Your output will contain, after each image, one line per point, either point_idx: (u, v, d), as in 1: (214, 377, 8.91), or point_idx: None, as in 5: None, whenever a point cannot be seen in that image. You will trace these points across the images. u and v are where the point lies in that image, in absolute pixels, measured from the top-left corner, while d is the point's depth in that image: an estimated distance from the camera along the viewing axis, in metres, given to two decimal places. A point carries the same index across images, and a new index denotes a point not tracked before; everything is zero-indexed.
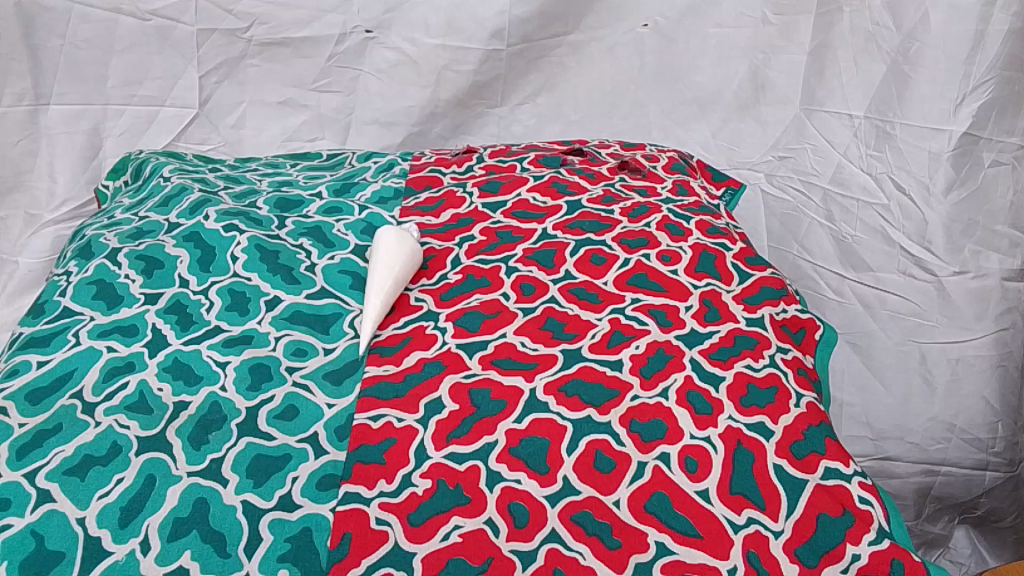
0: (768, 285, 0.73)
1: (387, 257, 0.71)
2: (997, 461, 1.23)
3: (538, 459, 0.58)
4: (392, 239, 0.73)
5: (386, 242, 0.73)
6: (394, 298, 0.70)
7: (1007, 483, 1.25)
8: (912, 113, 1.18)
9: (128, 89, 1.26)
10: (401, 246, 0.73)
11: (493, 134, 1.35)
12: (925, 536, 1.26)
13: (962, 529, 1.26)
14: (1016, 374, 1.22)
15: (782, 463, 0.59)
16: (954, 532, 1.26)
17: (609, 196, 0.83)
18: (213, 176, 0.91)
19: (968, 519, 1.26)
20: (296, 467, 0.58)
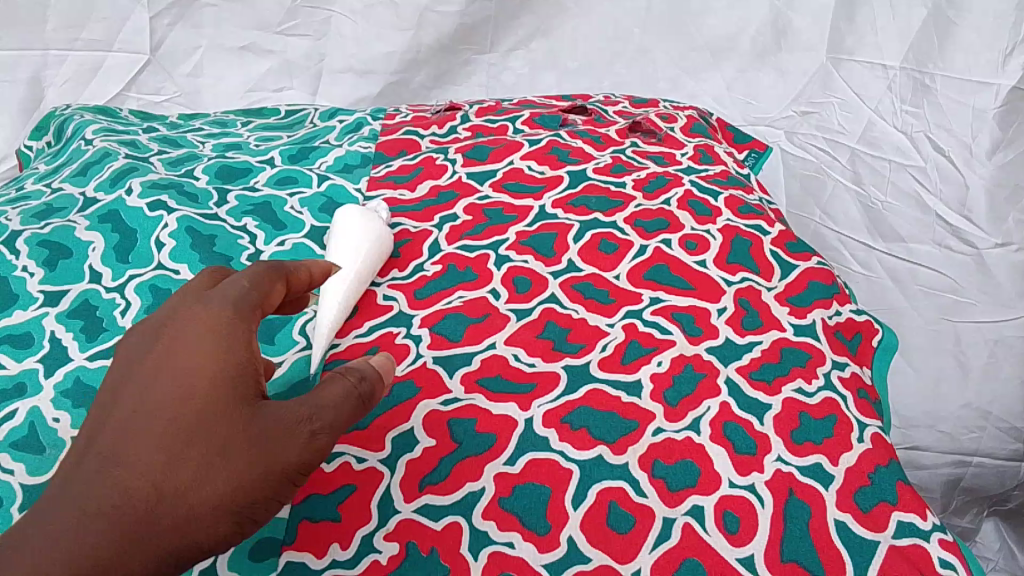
0: (816, 280, 0.60)
1: (350, 244, 0.57)
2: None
3: (535, 514, 0.46)
4: (353, 222, 0.59)
5: (349, 226, 0.59)
6: (356, 298, 0.56)
7: None
8: (955, 63, 1.05)
9: (70, 32, 1.09)
10: (367, 231, 0.59)
11: (481, 84, 1.20)
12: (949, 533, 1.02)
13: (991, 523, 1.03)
14: None
15: (845, 519, 0.46)
16: (982, 526, 1.03)
17: (618, 164, 0.70)
18: (147, 138, 0.77)
19: (998, 512, 1.03)
20: None
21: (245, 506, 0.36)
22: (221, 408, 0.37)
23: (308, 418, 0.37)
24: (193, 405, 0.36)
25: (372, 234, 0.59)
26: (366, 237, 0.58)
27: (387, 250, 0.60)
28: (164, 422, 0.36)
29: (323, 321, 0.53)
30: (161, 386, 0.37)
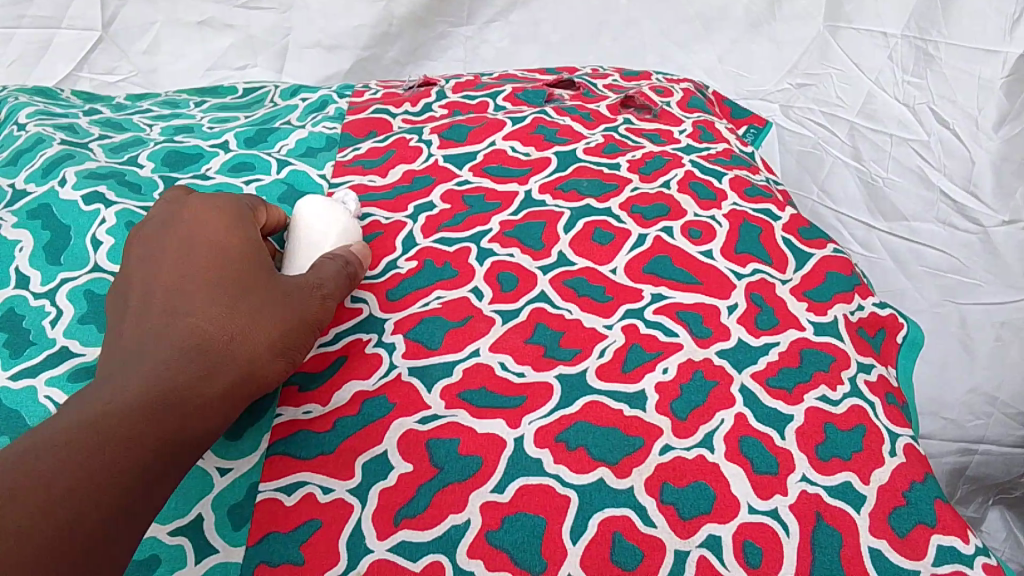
0: (834, 270, 0.54)
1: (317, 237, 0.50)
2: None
3: (528, 550, 0.39)
4: (313, 209, 0.51)
5: (310, 214, 0.51)
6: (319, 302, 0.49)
7: None
8: (959, 31, 0.99)
9: (17, 9, 1.02)
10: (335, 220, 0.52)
11: (459, 59, 1.13)
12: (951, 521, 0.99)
13: (996, 512, 0.96)
14: None
15: (881, 546, 0.41)
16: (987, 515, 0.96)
17: (611, 144, 0.63)
18: (88, 121, 0.69)
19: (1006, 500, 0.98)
20: None
21: (283, 350, 0.42)
22: (249, 278, 0.43)
23: (319, 284, 0.45)
24: (224, 279, 0.43)
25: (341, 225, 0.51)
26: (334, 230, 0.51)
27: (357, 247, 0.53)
28: (207, 289, 0.42)
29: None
30: (191, 265, 0.43)
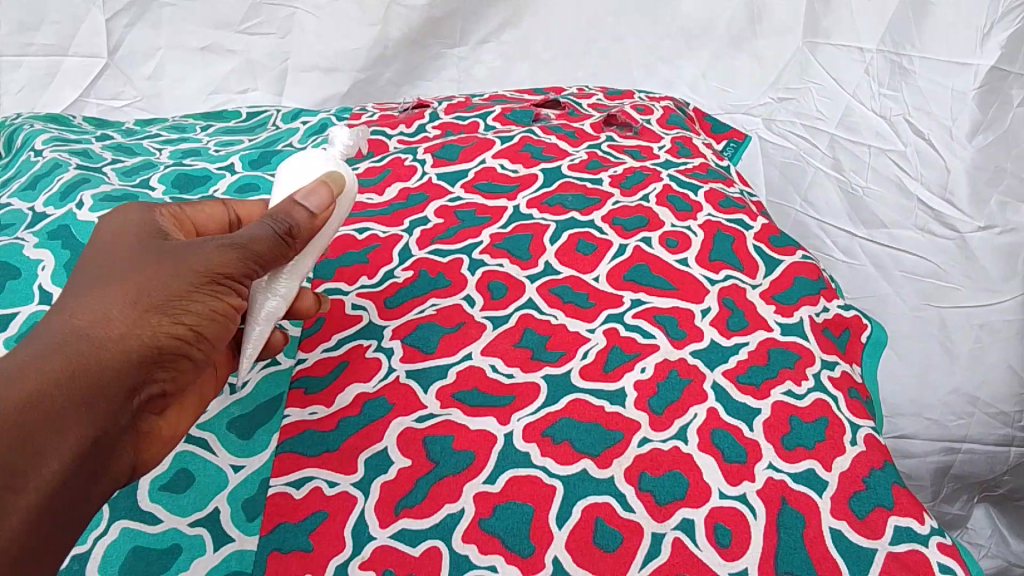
0: (802, 275, 0.58)
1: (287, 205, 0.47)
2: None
3: (518, 535, 0.43)
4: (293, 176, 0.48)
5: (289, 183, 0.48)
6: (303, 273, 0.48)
7: None
8: (933, 44, 1.02)
9: (23, 37, 1.07)
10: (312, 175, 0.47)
11: (452, 79, 1.17)
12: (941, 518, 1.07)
13: (982, 508, 1.07)
14: None
15: (841, 527, 0.44)
16: (973, 513, 1.07)
17: (594, 160, 0.67)
18: (101, 147, 0.73)
19: (988, 498, 1.07)
20: (187, 567, 0.43)
21: (158, 307, 0.40)
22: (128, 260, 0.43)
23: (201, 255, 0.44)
24: (104, 267, 0.42)
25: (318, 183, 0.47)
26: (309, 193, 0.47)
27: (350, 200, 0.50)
28: (87, 282, 0.41)
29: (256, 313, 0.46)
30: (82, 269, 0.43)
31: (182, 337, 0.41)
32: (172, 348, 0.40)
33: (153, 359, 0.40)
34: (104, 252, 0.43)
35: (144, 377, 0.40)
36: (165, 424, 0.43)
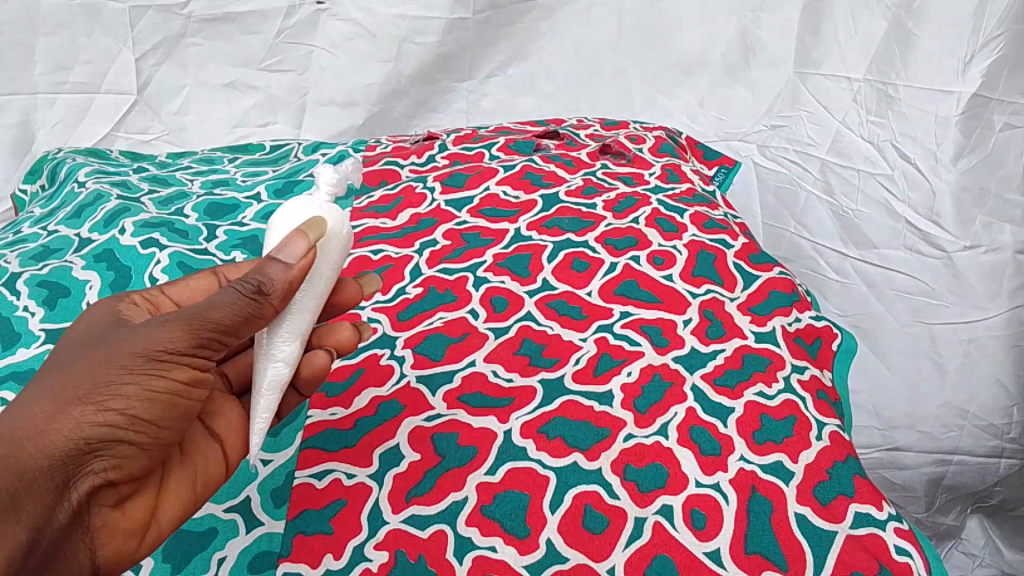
0: (777, 289, 0.64)
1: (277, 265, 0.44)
2: (1013, 448, 1.08)
3: (515, 519, 0.48)
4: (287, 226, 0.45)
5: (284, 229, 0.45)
6: (306, 327, 0.46)
7: None
8: (917, 74, 1.07)
9: (58, 76, 1.15)
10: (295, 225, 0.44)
11: (462, 110, 1.24)
12: (936, 528, 1.10)
13: (976, 519, 1.11)
14: None
15: (805, 512, 0.49)
16: (967, 523, 1.11)
17: (589, 186, 0.73)
18: (138, 178, 0.80)
19: (981, 508, 1.11)
20: (222, 546, 0.48)
21: (85, 401, 0.38)
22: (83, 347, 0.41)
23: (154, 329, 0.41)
24: (62, 359, 0.42)
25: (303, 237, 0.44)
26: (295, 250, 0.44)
27: (342, 234, 0.46)
28: (43, 377, 0.41)
29: (260, 383, 0.45)
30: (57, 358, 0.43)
31: (115, 429, 0.39)
32: (105, 441, 0.39)
33: (83, 456, 0.38)
34: (70, 342, 0.43)
35: (76, 475, 0.39)
36: (128, 510, 0.42)
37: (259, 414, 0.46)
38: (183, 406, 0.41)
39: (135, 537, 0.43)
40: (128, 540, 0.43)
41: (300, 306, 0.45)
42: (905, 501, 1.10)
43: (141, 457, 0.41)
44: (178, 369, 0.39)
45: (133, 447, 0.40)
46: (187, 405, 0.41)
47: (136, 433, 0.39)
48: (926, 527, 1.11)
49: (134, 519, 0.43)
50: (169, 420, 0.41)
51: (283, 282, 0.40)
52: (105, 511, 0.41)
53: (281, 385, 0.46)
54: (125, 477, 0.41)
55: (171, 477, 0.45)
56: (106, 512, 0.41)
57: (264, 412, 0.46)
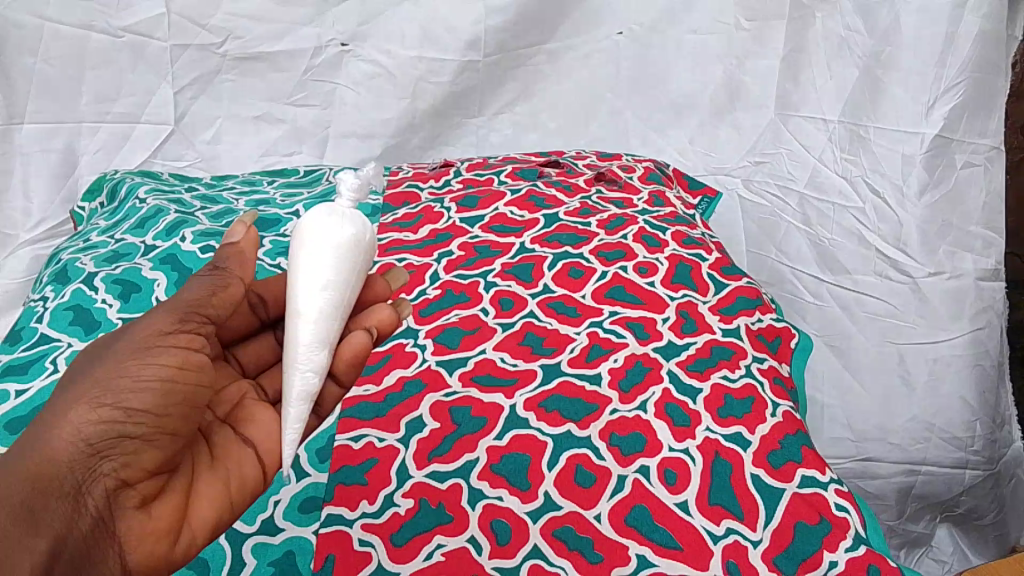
0: (743, 295, 0.75)
1: (314, 275, 0.52)
2: (976, 460, 1.15)
3: (518, 475, 0.59)
4: (321, 235, 0.53)
5: (318, 236, 0.53)
6: (336, 339, 0.52)
7: (987, 481, 1.16)
8: (885, 116, 1.18)
9: (102, 107, 1.26)
10: (330, 237, 0.53)
11: (472, 144, 1.35)
12: (907, 536, 1.15)
13: (945, 528, 1.17)
14: (993, 372, 1.15)
15: (759, 473, 0.60)
16: (937, 532, 1.17)
17: (585, 208, 0.84)
18: (190, 196, 0.91)
19: (949, 517, 1.17)
20: (278, 491, 0.59)
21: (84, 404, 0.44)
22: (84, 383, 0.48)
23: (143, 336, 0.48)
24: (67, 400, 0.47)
25: (336, 244, 0.53)
26: (330, 259, 0.52)
27: (369, 241, 0.55)
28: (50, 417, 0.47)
29: (291, 395, 0.51)
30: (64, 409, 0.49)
31: (114, 423, 0.44)
32: (107, 438, 0.44)
33: (91, 458, 0.43)
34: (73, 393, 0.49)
35: (90, 477, 0.43)
36: (155, 513, 0.46)
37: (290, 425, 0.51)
38: (178, 396, 0.46)
39: (166, 538, 0.46)
40: (158, 543, 0.46)
41: (330, 315, 0.51)
42: (879, 509, 1.14)
43: (148, 450, 0.45)
44: (165, 356, 0.46)
45: (135, 442, 0.44)
46: (183, 393, 0.46)
47: (135, 426, 0.44)
48: (898, 535, 1.16)
49: (160, 523, 0.46)
50: (168, 408, 0.46)
51: (236, 255, 0.52)
52: (129, 514, 0.45)
53: (310, 396, 0.51)
54: (138, 475, 0.45)
55: (197, 483, 0.49)
56: (130, 516, 0.45)
57: (297, 419, 0.51)
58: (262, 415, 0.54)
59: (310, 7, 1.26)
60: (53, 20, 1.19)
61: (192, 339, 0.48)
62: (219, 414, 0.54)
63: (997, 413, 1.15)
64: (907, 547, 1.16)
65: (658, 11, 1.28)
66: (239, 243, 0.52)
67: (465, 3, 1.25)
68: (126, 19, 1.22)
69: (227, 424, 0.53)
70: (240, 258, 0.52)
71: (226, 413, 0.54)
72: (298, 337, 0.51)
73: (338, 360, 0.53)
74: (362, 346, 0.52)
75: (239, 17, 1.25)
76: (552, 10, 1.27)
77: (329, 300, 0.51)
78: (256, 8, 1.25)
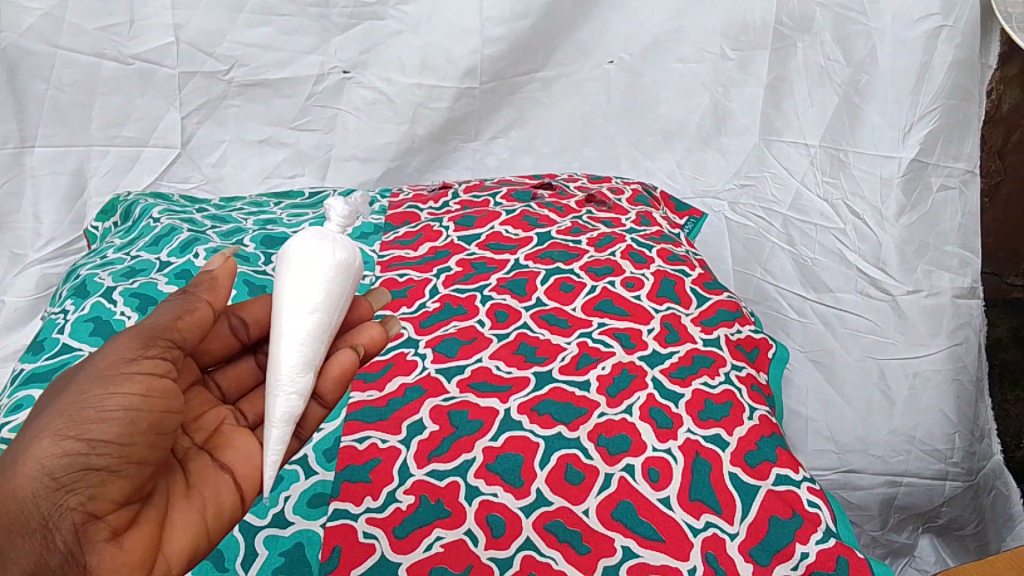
0: (724, 307, 0.80)
1: (302, 297, 0.57)
2: (956, 471, 1.16)
3: (512, 473, 0.63)
4: (312, 258, 0.58)
5: (308, 258, 0.58)
6: (320, 360, 0.56)
7: (967, 491, 1.17)
8: (863, 141, 1.23)
9: (111, 131, 1.31)
10: (317, 262, 0.58)
11: (468, 168, 1.41)
12: (891, 546, 1.17)
13: (928, 538, 1.18)
14: (971, 387, 1.17)
15: (736, 471, 0.64)
16: (920, 542, 1.18)
17: (576, 227, 0.89)
18: (201, 216, 0.96)
19: (931, 527, 1.18)
20: (288, 487, 0.64)
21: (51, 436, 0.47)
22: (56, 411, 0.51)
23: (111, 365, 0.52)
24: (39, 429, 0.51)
25: (324, 267, 0.58)
26: (317, 281, 0.57)
27: (356, 268, 0.60)
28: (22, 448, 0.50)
29: (274, 416, 0.54)
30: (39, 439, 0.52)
31: (78, 456, 0.47)
32: (71, 471, 0.46)
33: (57, 493, 0.46)
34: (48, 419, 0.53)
35: (56, 510, 0.46)
36: (126, 543, 0.48)
37: (273, 447, 0.54)
38: (140, 424, 0.49)
39: (140, 567, 0.48)
40: (134, 573, 0.48)
41: (314, 335, 0.56)
42: (861, 520, 1.16)
43: (116, 482, 0.48)
44: (129, 384, 0.49)
45: (100, 473, 0.47)
46: (147, 420, 0.49)
47: (99, 458, 0.47)
48: (882, 546, 1.18)
49: (133, 554, 0.48)
50: (131, 438, 0.48)
51: (207, 283, 0.57)
52: (101, 548, 0.47)
53: (293, 416, 0.54)
54: (105, 507, 0.48)
55: (171, 511, 0.52)
56: (101, 549, 0.47)
57: (278, 440, 0.54)
58: (239, 440, 0.58)
59: (313, 36, 1.31)
60: (65, 48, 1.24)
61: (155, 364, 0.51)
62: (197, 440, 0.58)
63: (977, 426, 1.17)
64: (891, 557, 1.17)
65: (648, 40, 1.34)
66: (214, 274, 0.59)
67: (463, 33, 1.30)
68: (136, 47, 1.27)
69: (205, 450, 0.57)
70: (210, 285, 0.57)
71: (204, 439, 0.58)
72: (283, 358, 0.55)
73: (324, 378, 0.57)
74: (349, 363, 0.57)
75: (245, 46, 1.30)
76: (547, 39, 1.33)
77: (317, 322, 0.56)
78: (262, 37, 1.30)
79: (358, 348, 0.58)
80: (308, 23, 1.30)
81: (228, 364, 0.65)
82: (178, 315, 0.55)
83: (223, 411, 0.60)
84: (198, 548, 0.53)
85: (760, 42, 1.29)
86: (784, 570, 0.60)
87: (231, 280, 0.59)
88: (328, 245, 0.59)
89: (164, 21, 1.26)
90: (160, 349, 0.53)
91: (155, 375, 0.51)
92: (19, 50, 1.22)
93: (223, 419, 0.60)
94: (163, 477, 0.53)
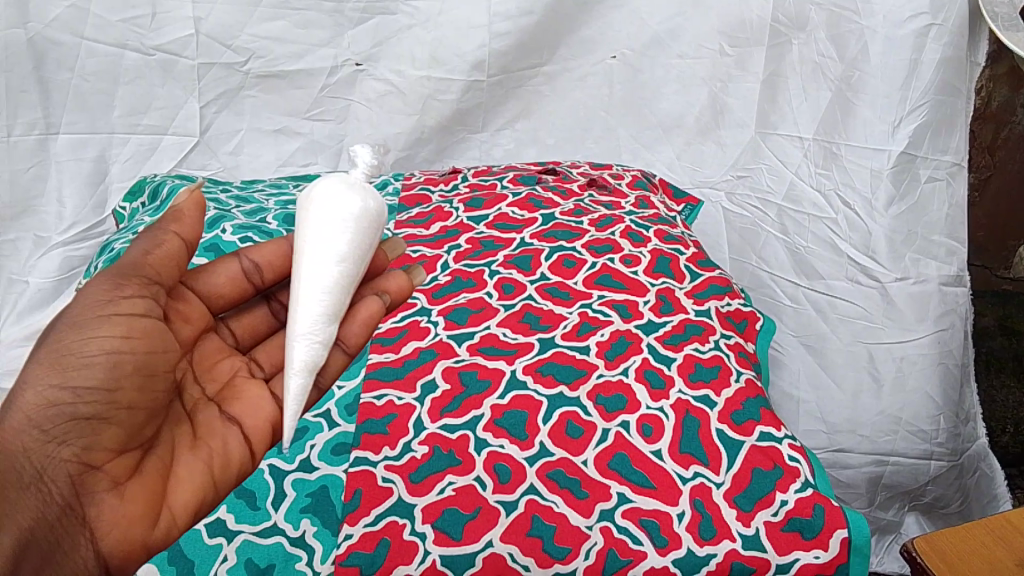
0: (714, 283, 0.87)
1: (328, 248, 0.64)
2: (941, 451, 1.11)
3: (517, 427, 0.69)
4: (341, 202, 0.66)
5: (335, 199, 0.66)
6: (342, 311, 0.64)
7: (951, 471, 1.12)
8: (855, 134, 1.26)
9: (133, 119, 1.35)
10: (344, 210, 0.65)
11: (475, 157, 1.46)
12: (877, 525, 1.12)
13: (913, 516, 1.14)
14: (956, 372, 1.14)
15: (723, 427, 0.70)
16: (905, 519, 1.14)
17: (579, 209, 0.95)
18: (226, 196, 1.02)
19: (918, 506, 1.14)
20: (314, 437, 0.70)
21: (39, 386, 0.53)
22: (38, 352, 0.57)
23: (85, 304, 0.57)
24: None
25: (350, 216, 0.65)
26: (343, 231, 0.64)
27: (380, 219, 0.68)
28: None
29: (296, 365, 0.61)
30: None
31: (66, 406, 0.53)
32: (61, 423, 0.53)
33: (50, 445, 0.52)
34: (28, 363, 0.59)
35: (53, 462, 0.52)
36: (126, 495, 0.55)
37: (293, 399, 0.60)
38: (124, 368, 0.55)
39: (143, 519, 0.55)
40: (138, 526, 0.55)
41: (338, 286, 0.63)
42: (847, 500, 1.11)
43: (108, 432, 0.54)
44: (111, 328, 0.55)
45: (89, 421, 0.53)
46: (130, 363, 0.55)
47: (85, 405, 0.53)
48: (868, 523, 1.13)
49: (135, 506, 0.55)
50: (115, 385, 0.54)
51: (172, 215, 0.62)
52: (102, 498, 0.54)
53: (313, 364, 0.61)
54: (100, 457, 0.54)
55: (176, 464, 0.59)
56: (102, 502, 0.54)
57: (298, 389, 0.60)
58: (247, 395, 0.65)
59: (327, 30, 1.37)
60: (89, 39, 1.29)
61: (134, 304, 0.58)
62: (208, 391, 0.65)
63: (961, 410, 1.13)
64: (878, 534, 1.14)
65: (648, 37, 1.40)
66: (180, 207, 0.63)
67: (471, 28, 1.36)
68: (158, 38, 1.32)
69: (213, 403, 0.64)
70: (175, 217, 0.62)
71: (215, 391, 0.65)
72: (306, 309, 0.62)
73: (352, 325, 0.65)
74: (377, 310, 0.66)
75: (261, 39, 1.36)
76: (551, 37, 1.39)
77: (343, 271, 0.63)
78: (277, 29, 1.35)
79: (384, 296, 0.68)
80: (323, 17, 1.36)
81: (242, 311, 0.72)
82: (146, 250, 0.61)
83: (238, 362, 0.68)
84: (205, 500, 0.59)
85: (758, 39, 1.35)
86: (766, 515, 0.65)
87: (198, 211, 0.64)
88: (355, 196, 0.67)
89: (184, 14, 1.32)
90: (135, 287, 0.59)
91: (133, 316, 0.57)
92: (45, 39, 1.26)
93: (237, 371, 0.67)
94: (170, 431, 0.60)
